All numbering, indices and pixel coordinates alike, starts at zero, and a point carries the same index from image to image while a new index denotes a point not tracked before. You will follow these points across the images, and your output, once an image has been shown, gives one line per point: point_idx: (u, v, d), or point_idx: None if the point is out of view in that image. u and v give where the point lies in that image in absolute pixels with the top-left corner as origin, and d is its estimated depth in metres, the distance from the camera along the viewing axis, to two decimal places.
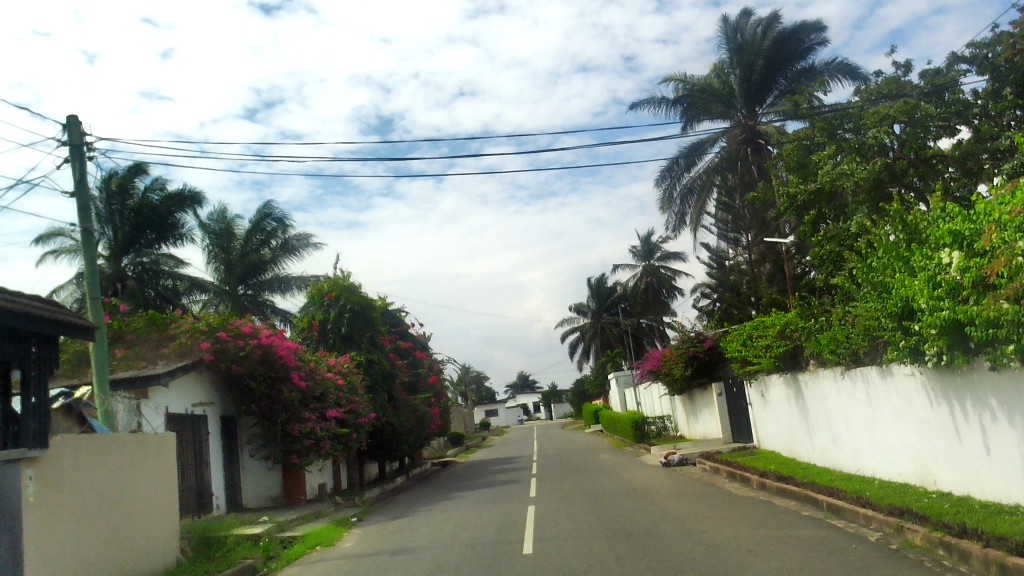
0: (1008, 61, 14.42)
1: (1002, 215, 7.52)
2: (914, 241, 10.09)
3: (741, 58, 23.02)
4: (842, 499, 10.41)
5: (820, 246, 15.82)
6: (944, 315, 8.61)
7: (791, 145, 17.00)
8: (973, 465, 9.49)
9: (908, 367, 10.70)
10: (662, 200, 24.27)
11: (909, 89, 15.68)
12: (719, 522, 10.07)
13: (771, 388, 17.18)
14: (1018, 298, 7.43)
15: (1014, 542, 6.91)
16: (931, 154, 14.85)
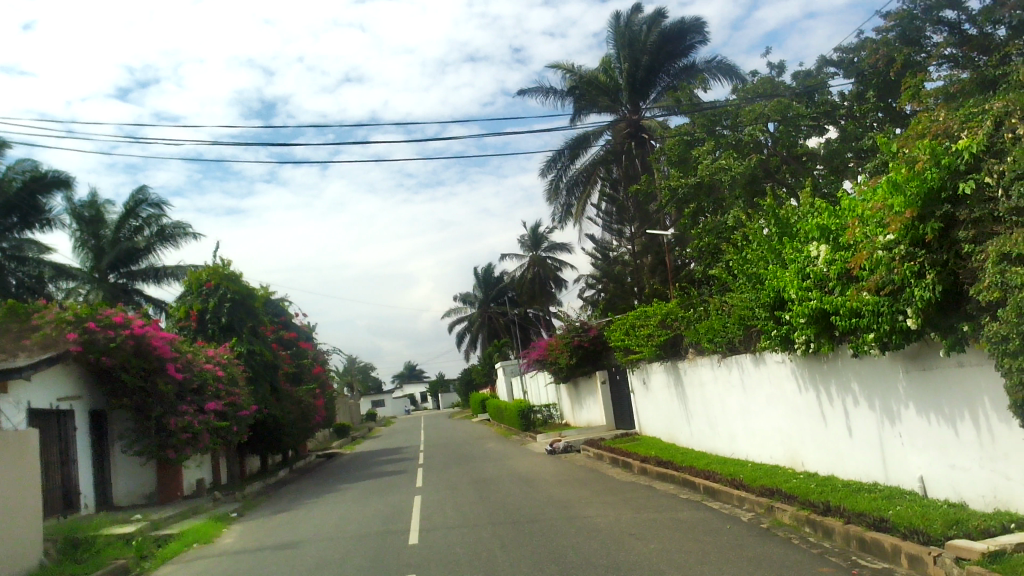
0: (872, 65, 15.26)
1: (864, 211, 8.00)
2: (785, 235, 10.58)
3: (627, 53, 23.42)
4: (718, 482, 10.83)
5: (699, 238, 16.28)
6: (811, 306, 9.05)
7: (672, 139, 17.42)
8: (836, 446, 10.07)
9: (779, 355, 11.24)
10: (548, 191, 24.55)
11: (782, 89, 16.42)
12: (603, 507, 10.32)
13: (652, 376, 17.71)
14: (877, 290, 7.90)
15: (873, 517, 7.35)
16: (802, 152, 15.73)
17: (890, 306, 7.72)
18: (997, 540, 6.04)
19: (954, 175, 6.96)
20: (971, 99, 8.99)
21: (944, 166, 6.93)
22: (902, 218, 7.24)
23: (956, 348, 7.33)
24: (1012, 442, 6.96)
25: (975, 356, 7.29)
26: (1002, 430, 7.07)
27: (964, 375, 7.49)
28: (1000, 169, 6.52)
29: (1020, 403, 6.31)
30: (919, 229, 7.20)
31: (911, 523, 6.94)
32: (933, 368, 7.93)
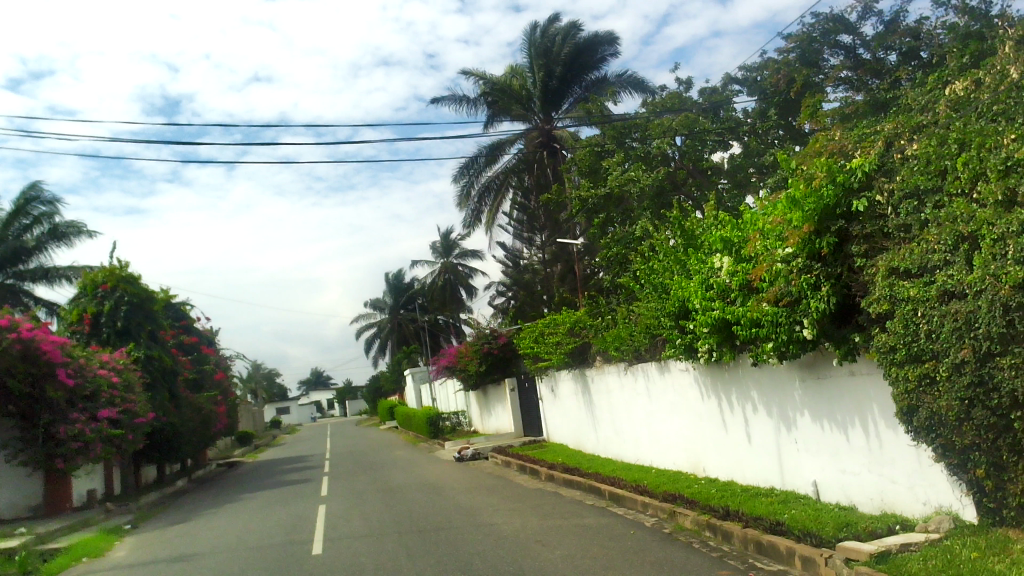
0: (774, 84, 15.85)
1: (766, 225, 8.26)
2: (691, 246, 10.85)
3: (541, 63, 23.64)
4: (623, 488, 11.00)
5: (607, 248, 16.55)
6: (714, 315, 9.28)
7: (583, 150, 17.67)
8: (735, 452, 10.37)
9: (683, 364, 11.51)
10: (460, 197, 24.52)
11: (690, 104, 16.90)
12: (510, 513, 10.35)
13: (561, 383, 17.88)
14: (777, 301, 8.14)
15: (769, 521, 7.58)
16: (707, 166, 16.15)
17: (788, 317, 7.98)
18: (883, 541, 6.33)
19: (849, 193, 7.31)
20: (865, 120, 9.45)
21: (840, 183, 7.26)
22: (800, 233, 7.52)
23: (848, 357, 7.64)
24: (899, 447, 7.29)
25: (865, 365, 7.62)
26: (889, 436, 7.41)
27: (855, 383, 7.82)
28: (889, 188, 6.90)
29: (905, 410, 6.63)
30: (816, 243, 7.50)
31: (805, 527, 7.19)
32: (827, 376, 8.26)
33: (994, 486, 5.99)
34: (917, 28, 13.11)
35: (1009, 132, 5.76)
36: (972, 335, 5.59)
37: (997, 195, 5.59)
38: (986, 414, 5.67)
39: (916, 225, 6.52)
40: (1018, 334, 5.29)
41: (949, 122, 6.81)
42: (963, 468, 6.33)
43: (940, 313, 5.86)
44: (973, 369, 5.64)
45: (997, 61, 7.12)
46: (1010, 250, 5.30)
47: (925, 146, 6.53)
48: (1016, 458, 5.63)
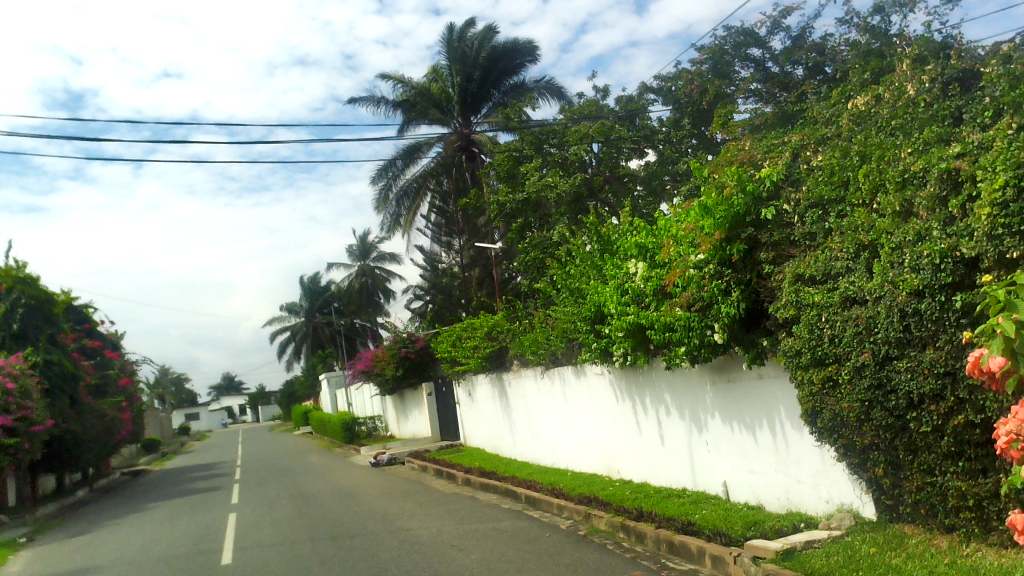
0: (687, 94, 16.25)
1: (679, 232, 8.43)
2: (607, 252, 11.00)
3: (460, 67, 23.63)
4: (539, 491, 11.07)
5: (525, 252, 16.68)
6: (629, 320, 9.43)
7: (502, 155, 17.70)
8: (648, 453, 10.57)
9: (599, 367, 11.68)
10: (377, 200, 24.26)
11: (606, 112, 17.15)
12: (426, 518, 10.30)
13: (477, 387, 17.90)
14: (689, 306, 8.31)
15: (681, 522, 7.74)
16: (623, 172, 16.45)
17: (699, 322, 8.16)
18: (789, 539, 6.54)
19: (758, 201, 7.54)
20: (773, 131, 9.76)
21: (749, 192, 7.49)
22: (711, 239, 7.71)
23: (756, 361, 7.87)
24: (804, 447, 7.55)
25: (772, 368, 7.87)
26: (795, 436, 7.67)
27: (763, 386, 8.05)
28: (796, 198, 7.17)
29: (810, 412, 6.85)
30: (727, 250, 7.70)
31: (714, 526, 7.36)
32: (736, 379, 8.49)
33: (891, 484, 6.25)
34: (822, 44, 13.61)
35: (906, 147, 6.09)
36: (872, 340, 5.82)
37: (895, 206, 5.88)
38: (885, 415, 5.90)
39: (820, 233, 6.77)
40: (914, 339, 5.54)
41: (851, 134, 7.16)
42: (863, 467, 6.59)
43: (842, 318, 6.09)
44: (873, 372, 5.87)
45: (895, 78, 7.48)
46: (907, 258, 5.55)
47: (830, 157, 6.85)
48: (911, 457, 5.89)
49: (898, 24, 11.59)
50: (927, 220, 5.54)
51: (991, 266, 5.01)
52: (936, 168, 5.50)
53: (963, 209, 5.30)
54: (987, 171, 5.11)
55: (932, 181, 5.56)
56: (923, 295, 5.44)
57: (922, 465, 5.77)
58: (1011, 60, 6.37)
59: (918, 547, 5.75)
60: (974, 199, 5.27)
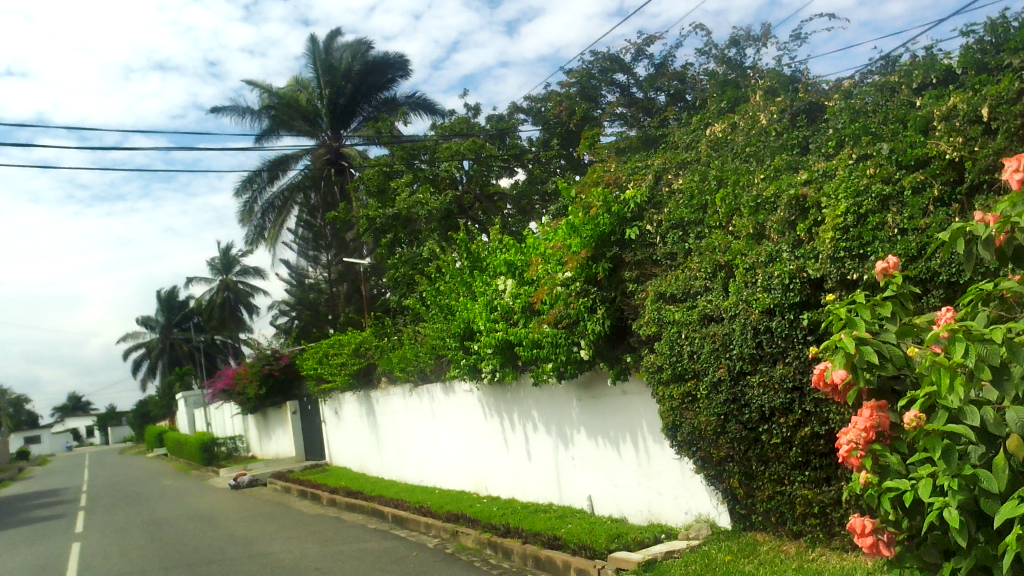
0: (556, 116, 16.30)
1: (547, 249, 8.57)
2: (476, 268, 11.04)
3: (329, 80, 23.31)
4: (406, 509, 10.94)
5: (395, 268, 16.59)
6: (498, 336, 9.48)
7: (372, 169, 17.48)
8: (516, 469, 10.66)
9: (467, 384, 11.71)
10: (241, 213, 23.56)
11: (477, 130, 17.24)
12: (290, 541, 9.99)
13: (344, 406, 17.57)
14: (556, 322, 8.43)
15: (548, 536, 7.82)
16: (492, 192, 16.81)
17: (566, 338, 8.31)
18: (650, 550, 6.74)
19: (622, 222, 7.79)
20: (636, 155, 10.06)
21: (614, 213, 7.72)
22: (578, 258, 7.88)
23: (620, 376, 8.10)
24: (664, 460, 7.81)
25: (635, 384, 8.12)
26: (656, 449, 7.92)
27: (627, 401, 8.28)
28: (658, 219, 7.43)
29: (670, 425, 7.07)
30: (592, 268, 7.90)
31: (580, 539, 7.47)
32: (600, 394, 8.70)
33: (745, 494, 6.53)
34: (682, 73, 14.08)
35: (759, 173, 6.45)
36: (727, 356, 6.09)
37: (749, 229, 6.18)
38: (739, 428, 6.17)
39: (680, 253, 7.03)
40: (766, 355, 5.85)
41: (709, 159, 7.50)
42: (718, 479, 6.86)
43: (700, 335, 6.34)
44: (728, 387, 6.13)
45: (749, 108, 7.86)
46: (759, 279, 5.84)
47: (690, 181, 7.16)
48: (763, 468, 6.18)
49: (752, 58, 12.20)
50: (777, 243, 5.86)
51: (834, 287, 5.35)
52: (785, 195, 5.85)
53: (810, 233, 5.65)
54: (830, 198, 5.47)
55: (782, 206, 5.90)
56: (774, 314, 5.75)
57: (773, 475, 6.07)
58: (852, 95, 6.83)
59: (769, 553, 6.03)
60: (819, 224, 5.63)
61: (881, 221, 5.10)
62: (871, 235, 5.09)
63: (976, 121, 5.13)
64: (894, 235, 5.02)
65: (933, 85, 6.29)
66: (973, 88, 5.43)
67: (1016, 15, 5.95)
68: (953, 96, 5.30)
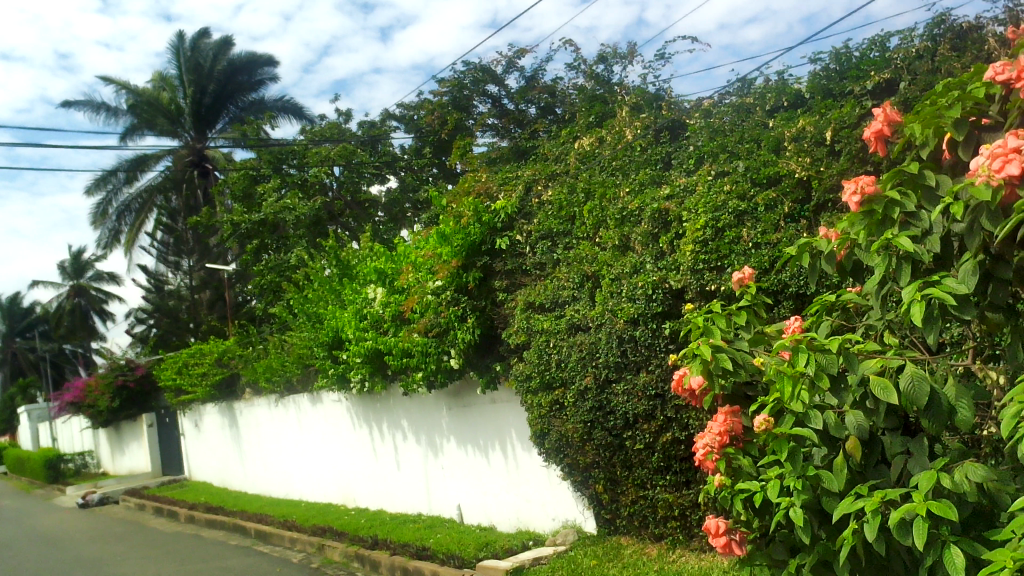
0: (429, 124, 16.00)
1: (418, 259, 8.53)
2: (345, 276, 10.86)
3: (193, 79, 22.43)
4: (270, 524, 10.59)
5: (261, 275, 16.15)
6: (367, 345, 9.32)
7: (237, 173, 17.14)
8: (385, 480, 10.53)
9: (335, 395, 11.49)
10: (94, 215, 22.47)
11: (348, 135, 17.03)
12: (145, 561, 9.51)
13: (204, 418, 16.87)
14: (426, 331, 8.38)
15: (416, 547, 7.76)
16: (364, 199, 16.59)
17: (437, 347, 8.29)
18: (518, 558, 6.80)
19: (492, 232, 7.86)
20: (507, 166, 10.16)
21: (484, 222, 7.79)
22: (448, 266, 7.89)
23: (490, 385, 8.16)
24: (532, 467, 7.91)
25: (505, 393, 8.20)
26: (525, 457, 8.00)
27: (496, 410, 8.34)
28: (527, 229, 7.54)
29: (538, 433, 7.15)
30: (463, 277, 7.92)
31: (449, 549, 7.44)
32: (471, 403, 8.73)
33: (610, 499, 6.70)
34: (553, 87, 14.31)
35: (624, 186, 6.63)
36: (593, 364, 6.22)
37: (614, 241, 6.37)
38: (604, 435, 6.31)
39: (549, 263, 7.15)
40: (630, 363, 6.02)
41: (577, 172, 7.67)
42: (584, 485, 6.99)
43: (568, 344, 6.47)
44: (594, 395, 6.27)
45: (616, 123, 8.07)
46: (624, 289, 6.01)
47: (559, 193, 7.30)
48: (627, 473, 6.34)
49: (619, 75, 12.57)
50: (641, 254, 6.06)
51: (694, 298, 5.56)
52: (649, 208, 6.06)
53: (672, 245, 5.88)
54: (690, 213, 5.71)
55: (646, 219, 6.11)
56: (637, 323, 5.92)
57: (636, 480, 6.24)
58: (711, 114, 7.15)
59: (633, 556, 6.19)
60: (680, 237, 5.88)
61: (737, 235, 5.36)
62: (728, 248, 5.34)
63: (822, 142, 5.50)
64: (749, 248, 5.30)
65: (785, 107, 6.69)
66: (819, 112, 5.79)
67: (858, 46, 6.41)
68: (802, 118, 5.69)
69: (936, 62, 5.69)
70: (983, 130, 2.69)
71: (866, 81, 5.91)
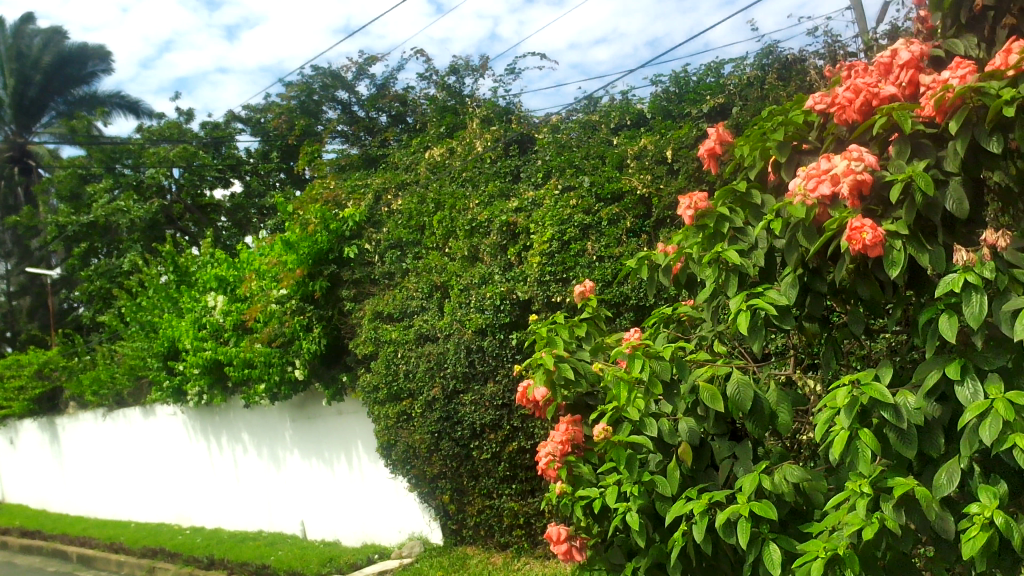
0: (276, 127, 15.34)
1: (261, 266, 8.25)
2: (183, 283, 10.33)
3: (16, 68, 20.93)
4: (94, 547, 9.91)
5: (90, 281, 15.18)
6: (206, 356, 8.92)
7: (64, 171, 16.28)
8: (224, 497, 10.07)
9: (170, 408, 10.93)
10: None
11: (190, 136, 16.18)
12: None
13: (21, 434, 15.60)
14: (270, 341, 8.09)
15: (255, 565, 7.47)
16: (206, 203, 15.89)
17: (281, 358, 8.02)
18: None
19: (341, 239, 7.77)
20: (356, 173, 9.97)
21: (332, 230, 7.68)
22: (294, 275, 7.64)
23: (336, 397, 7.99)
24: (378, 479, 7.79)
25: (351, 404, 8.05)
26: (371, 468, 7.87)
27: (342, 422, 8.18)
28: (376, 238, 7.48)
29: (385, 444, 7.06)
30: (309, 286, 7.72)
31: (290, 566, 7.21)
32: (315, 415, 8.52)
33: (456, 509, 6.71)
34: (404, 96, 14.17)
35: (474, 198, 6.67)
36: (441, 375, 6.21)
37: (463, 251, 6.40)
38: (451, 445, 6.31)
39: (398, 272, 7.12)
40: (477, 373, 6.06)
41: (427, 182, 7.64)
42: (431, 496, 6.95)
43: (416, 354, 6.43)
44: (442, 405, 6.26)
45: (466, 134, 8.06)
46: (472, 299, 6.05)
47: (409, 202, 7.26)
48: (473, 483, 6.37)
49: (471, 87, 12.66)
50: (490, 265, 6.12)
51: (540, 309, 5.70)
52: (498, 220, 6.14)
53: (519, 257, 5.98)
54: (537, 226, 5.84)
55: (494, 231, 6.18)
56: (485, 333, 5.97)
57: (483, 489, 6.28)
58: (559, 130, 7.31)
59: (478, 566, 6.21)
60: (527, 249, 5.99)
61: (581, 248, 5.53)
62: (573, 261, 5.52)
63: (663, 160, 5.66)
64: (592, 261, 5.48)
65: (628, 126, 6.94)
66: (660, 132, 6.02)
67: (696, 71, 6.73)
68: (644, 138, 5.87)
69: (764, 89, 6.09)
70: (803, 154, 2.87)
71: (702, 105, 6.27)
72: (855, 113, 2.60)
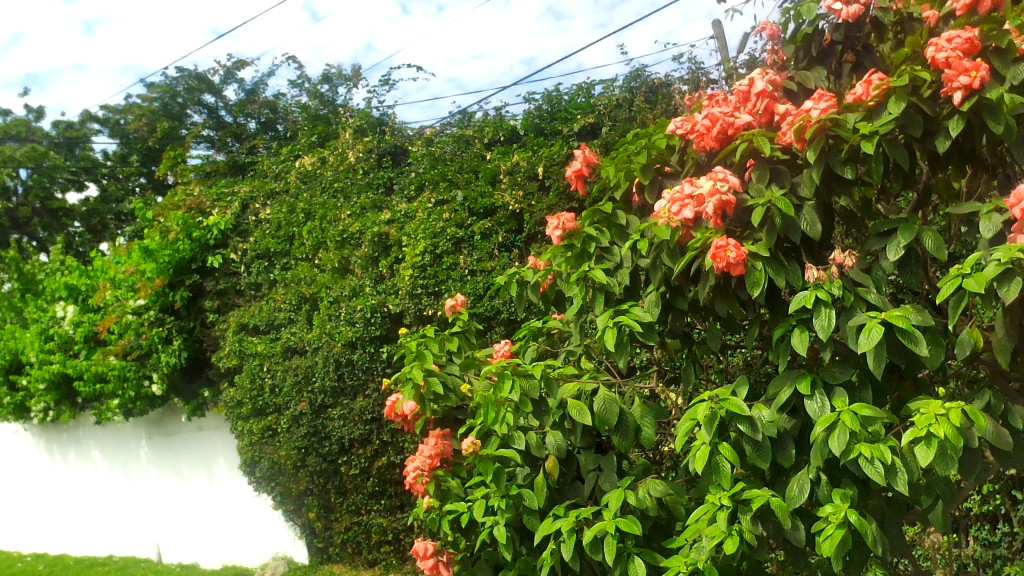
0: (135, 130, 14.70)
1: (116, 274, 7.82)
2: (29, 292, 9.60)
3: None
4: None
5: None
6: (53, 369, 8.37)
7: None
8: (70, 520, 9.46)
9: (13, 425, 10.19)
10: None
11: (39, 135, 15.24)
12: None
13: None
14: (125, 354, 7.60)
15: None
16: (57, 207, 15.06)
17: (136, 371, 7.58)
18: None
19: (204, 248, 7.51)
20: (223, 180, 9.62)
21: (195, 239, 7.41)
22: (152, 285, 7.38)
23: (196, 412, 7.65)
24: (240, 497, 7.50)
25: (213, 420, 7.73)
26: (233, 486, 7.57)
27: (202, 438, 7.84)
28: (242, 248, 7.27)
29: (248, 462, 6.82)
30: (168, 296, 7.47)
31: None
32: (174, 431, 8.13)
33: (322, 527, 6.54)
34: (274, 103, 13.69)
35: (345, 209, 6.55)
36: (308, 389, 6.07)
37: (334, 263, 6.27)
38: (318, 461, 6.15)
39: (265, 283, 6.96)
40: (346, 388, 5.96)
41: (297, 192, 7.40)
42: (297, 514, 6.76)
43: (282, 368, 6.25)
44: (308, 420, 6.11)
45: (339, 145, 7.76)
46: (342, 312, 5.95)
47: (277, 212, 7.07)
48: (341, 499, 6.24)
49: (344, 96, 12.44)
50: (360, 278, 6.03)
51: (411, 322, 5.69)
52: (370, 231, 6.05)
53: (391, 270, 5.92)
54: (409, 238, 5.82)
55: (366, 242, 6.08)
56: (355, 347, 5.88)
57: (351, 506, 6.16)
58: (433, 143, 7.30)
59: None
60: (399, 262, 5.93)
61: (453, 262, 5.55)
62: (445, 274, 5.53)
63: (533, 177, 5.68)
64: (465, 275, 5.51)
65: (502, 141, 7.01)
66: (533, 149, 6.05)
67: (568, 91, 6.86)
68: (517, 153, 5.83)
69: (633, 111, 6.29)
70: (665, 177, 2.97)
71: (573, 124, 6.41)
72: (712, 140, 2.70)
